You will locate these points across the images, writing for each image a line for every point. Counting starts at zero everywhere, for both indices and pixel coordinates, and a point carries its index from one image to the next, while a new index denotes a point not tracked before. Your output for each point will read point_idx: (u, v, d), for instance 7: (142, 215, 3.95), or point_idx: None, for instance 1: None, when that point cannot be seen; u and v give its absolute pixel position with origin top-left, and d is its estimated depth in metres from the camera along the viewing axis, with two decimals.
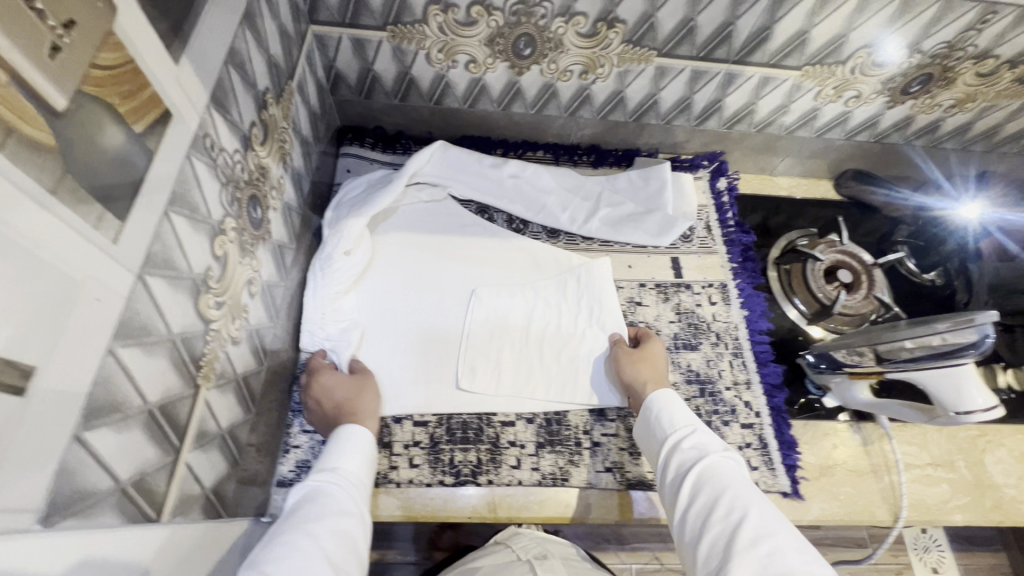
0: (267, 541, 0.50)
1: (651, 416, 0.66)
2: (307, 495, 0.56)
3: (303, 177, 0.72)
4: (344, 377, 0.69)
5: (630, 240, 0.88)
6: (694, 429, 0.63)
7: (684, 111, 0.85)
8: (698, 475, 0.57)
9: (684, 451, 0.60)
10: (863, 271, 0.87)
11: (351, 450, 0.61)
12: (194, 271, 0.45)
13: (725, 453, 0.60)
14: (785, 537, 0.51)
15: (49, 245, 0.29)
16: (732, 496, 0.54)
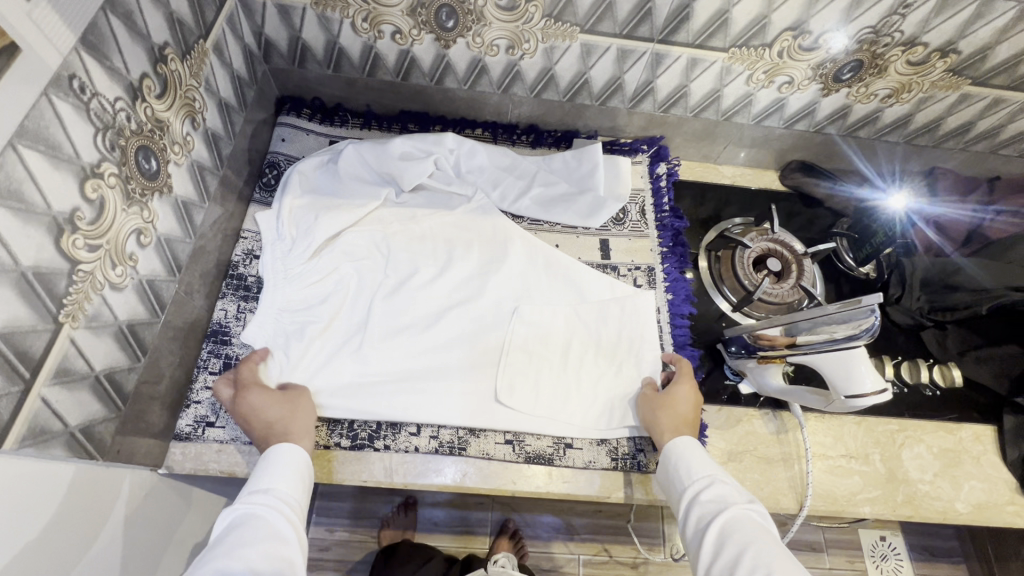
0: (197, 569, 0.49)
1: (672, 467, 0.65)
2: (239, 521, 0.55)
3: (222, 139, 0.73)
4: (273, 394, 0.66)
5: (559, 220, 0.88)
6: (713, 479, 0.62)
7: (617, 92, 0.85)
8: (720, 529, 0.57)
9: (704, 504, 0.60)
10: (793, 260, 0.86)
11: (280, 469, 0.60)
12: (55, 209, 0.46)
13: (748, 504, 0.59)
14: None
15: None
16: (755, 553, 0.53)
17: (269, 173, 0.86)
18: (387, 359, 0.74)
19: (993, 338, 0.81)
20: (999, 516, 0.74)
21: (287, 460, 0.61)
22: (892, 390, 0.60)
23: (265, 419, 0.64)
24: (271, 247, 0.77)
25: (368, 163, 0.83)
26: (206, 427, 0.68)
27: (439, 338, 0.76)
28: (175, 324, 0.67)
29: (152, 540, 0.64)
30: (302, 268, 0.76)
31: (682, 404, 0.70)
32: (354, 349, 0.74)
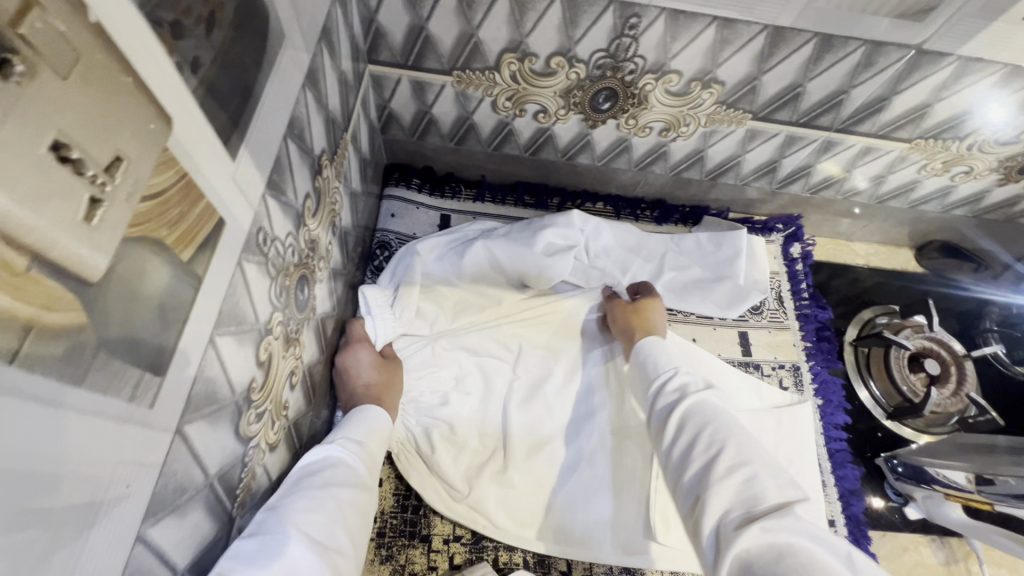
0: (285, 496, 0.44)
1: (642, 360, 0.57)
2: (328, 457, 0.49)
3: (349, 233, 0.65)
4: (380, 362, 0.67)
5: (695, 309, 0.81)
6: (677, 368, 0.52)
7: (768, 174, 0.77)
8: (683, 410, 0.47)
9: (666, 393, 0.50)
10: (953, 362, 0.78)
11: (374, 419, 0.57)
12: (237, 391, 0.38)
13: (715, 386, 0.49)
14: (784, 471, 0.41)
15: (71, 451, 0.22)
16: (719, 423, 0.44)
17: (380, 254, 0.78)
18: (529, 483, 0.66)
19: None
20: None
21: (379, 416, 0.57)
22: None
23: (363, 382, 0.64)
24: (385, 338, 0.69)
25: (500, 266, 0.74)
26: None
27: (584, 454, 0.68)
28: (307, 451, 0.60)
29: None
30: (432, 377, 0.69)
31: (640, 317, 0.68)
32: (490, 470, 0.66)
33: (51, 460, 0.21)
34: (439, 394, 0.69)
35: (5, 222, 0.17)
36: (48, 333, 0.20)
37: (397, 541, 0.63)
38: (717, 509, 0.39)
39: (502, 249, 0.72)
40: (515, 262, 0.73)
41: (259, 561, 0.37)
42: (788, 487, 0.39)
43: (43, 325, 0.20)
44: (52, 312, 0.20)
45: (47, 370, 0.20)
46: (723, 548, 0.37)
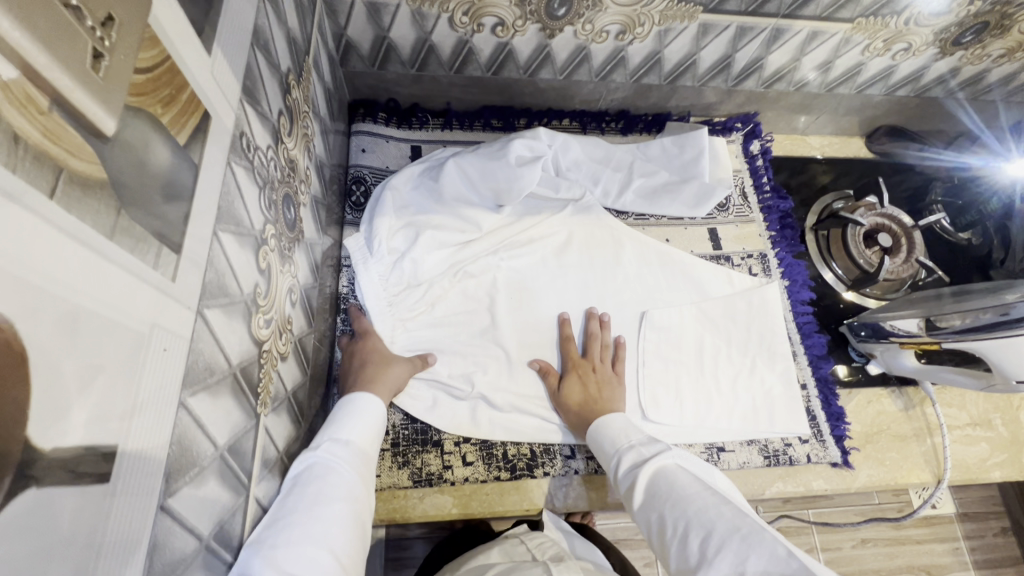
0: (268, 525, 0.42)
1: (601, 438, 0.62)
2: (312, 471, 0.49)
3: (324, 164, 0.66)
4: (377, 349, 0.66)
5: (666, 212, 0.84)
6: (624, 450, 0.59)
7: (722, 71, 0.80)
8: (643, 495, 0.53)
9: (625, 479, 0.56)
10: (902, 233, 0.85)
11: (354, 423, 0.56)
12: (245, 292, 0.40)
13: (662, 455, 0.55)
14: (742, 520, 0.45)
15: (115, 300, 0.24)
16: (674, 500, 0.50)
17: (356, 190, 0.79)
18: (529, 381, 0.72)
19: None
20: None
21: (362, 417, 0.57)
22: None
23: (362, 363, 0.64)
24: (369, 269, 0.70)
25: (470, 182, 0.77)
26: None
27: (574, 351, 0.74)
28: (314, 375, 0.62)
29: None
30: (424, 304, 0.72)
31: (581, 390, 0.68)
32: (481, 380, 0.70)
33: (100, 302, 0.23)
34: (435, 319, 0.73)
35: (25, 55, 0.19)
36: (77, 178, 0.22)
37: (410, 449, 0.66)
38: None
39: (470, 166, 0.76)
40: (485, 181, 0.76)
41: None
42: (749, 539, 0.43)
43: (72, 168, 0.21)
44: (78, 157, 0.22)
45: (80, 213, 0.22)
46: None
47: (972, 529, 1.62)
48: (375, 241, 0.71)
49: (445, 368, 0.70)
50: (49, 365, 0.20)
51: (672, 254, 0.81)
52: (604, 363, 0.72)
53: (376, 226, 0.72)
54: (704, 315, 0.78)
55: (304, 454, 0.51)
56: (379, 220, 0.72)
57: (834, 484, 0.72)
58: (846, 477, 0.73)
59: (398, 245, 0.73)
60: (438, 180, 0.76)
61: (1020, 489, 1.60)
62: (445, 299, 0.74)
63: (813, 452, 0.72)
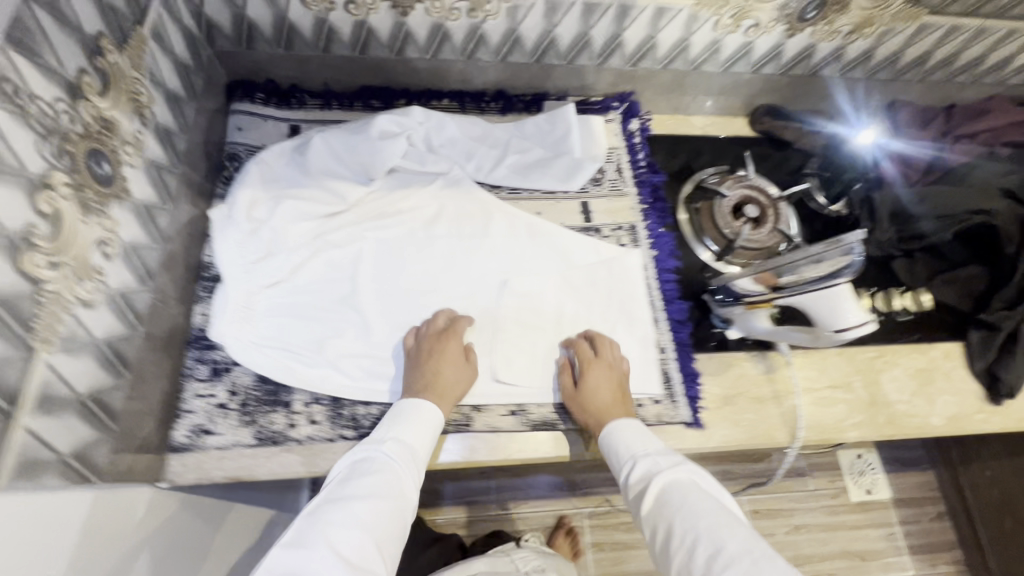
0: (330, 506, 0.56)
1: (607, 441, 0.66)
2: (372, 464, 0.60)
3: (175, 134, 0.68)
4: (460, 360, 0.71)
5: (538, 186, 0.87)
6: (639, 455, 0.64)
7: (584, 48, 0.83)
8: (655, 500, 0.59)
9: (633, 488, 0.62)
10: (769, 206, 0.88)
11: (414, 424, 0.64)
12: (8, 227, 0.42)
13: (674, 466, 0.61)
14: (752, 541, 0.52)
15: None
16: (687, 510, 0.56)
17: (230, 165, 0.81)
18: (386, 345, 0.74)
19: (958, 260, 0.89)
20: (967, 425, 0.82)
21: (423, 416, 0.65)
22: (875, 321, 0.62)
23: (442, 379, 0.68)
24: (226, 237, 0.72)
25: (338, 156, 0.80)
26: (204, 436, 0.66)
27: (435, 316, 0.77)
28: (155, 335, 0.64)
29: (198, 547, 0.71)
30: (285, 272, 0.75)
31: (596, 398, 0.70)
32: (333, 344, 0.72)
33: None
34: (297, 288, 0.75)
35: None
36: None
37: (258, 408, 0.68)
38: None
39: (335, 141, 0.79)
40: (350, 155, 0.80)
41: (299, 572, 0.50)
42: (760, 563, 0.50)
43: None
44: None
45: None
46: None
47: (907, 514, 1.62)
48: (232, 210, 0.74)
49: (301, 333, 0.72)
50: None
51: (540, 226, 0.83)
52: (617, 363, 0.73)
53: (236, 197, 0.74)
54: (567, 283, 0.80)
55: (364, 445, 0.63)
56: (239, 190, 0.75)
57: (684, 443, 0.74)
58: (697, 436, 0.74)
59: (261, 216, 0.76)
60: (305, 155, 0.79)
61: (953, 473, 1.61)
62: (309, 269, 0.76)
63: (663, 412, 0.74)
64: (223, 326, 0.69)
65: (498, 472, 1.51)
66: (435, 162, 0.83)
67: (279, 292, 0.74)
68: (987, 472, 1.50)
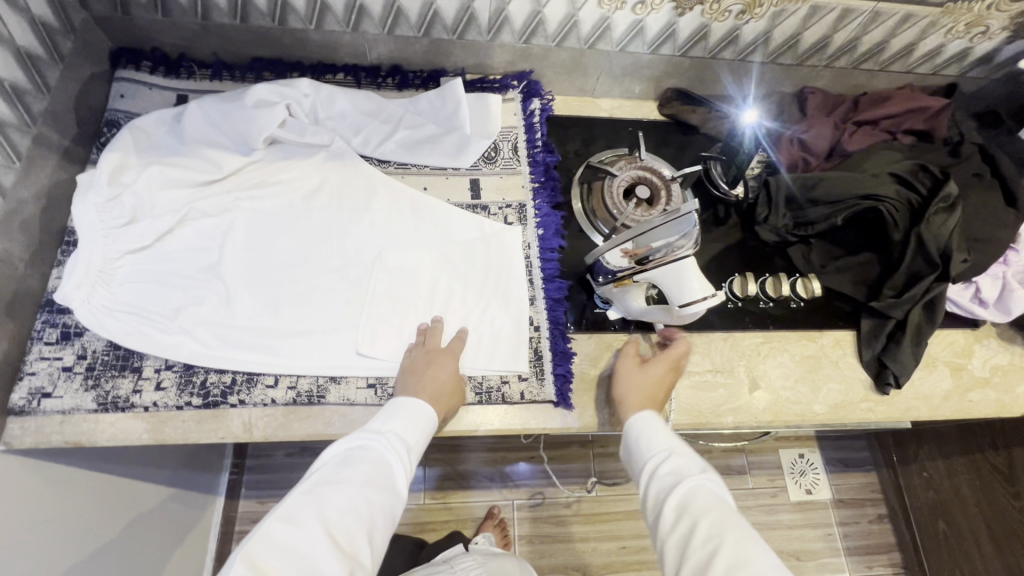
0: (327, 491, 0.55)
1: (635, 433, 0.65)
2: (371, 454, 0.59)
3: (27, 93, 0.68)
4: (453, 374, 0.70)
5: (427, 162, 0.86)
6: (671, 452, 0.63)
7: (471, 23, 0.82)
8: (678, 500, 0.58)
9: (660, 479, 0.61)
10: (662, 187, 0.86)
11: (409, 418, 0.63)
12: None
13: (701, 472, 0.60)
14: (762, 559, 0.52)
15: None
16: (716, 518, 0.55)
17: (107, 132, 0.80)
18: (247, 314, 0.72)
19: (852, 247, 0.88)
20: (852, 413, 0.80)
21: (416, 411, 0.64)
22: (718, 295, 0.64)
23: (437, 388, 0.67)
24: (85, 200, 0.71)
25: (216, 125, 0.79)
26: (42, 399, 0.65)
27: (304, 288, 0.75)
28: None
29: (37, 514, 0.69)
30: (148, 238, 0.73)
31: (641, 380, 0.71)
32: (190, 313, 0.71)
33: None
34: (161, 255, 0.74)
35: None
36: None
37: (104, 372, 0.67)
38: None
39: (212, 110, 0.79)
40: (228, 125, 0.79)
41: (282, 562, 0.49)
42: None
43: None
44: None
45: None
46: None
47: (847, 515, 1.60)
48: (96, 173, 0.73)
49: (159, 299, 0.71)
50: None
51: (423, 200, 0.83)
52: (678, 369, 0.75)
53: (101, 160, 0.73)
54: (444, 258, 0.79)
55: (362, 431, 0.62)
56: (105, 153, 0.74)
57: (547, 421, 0.72)
58: (563, 415, 0.73)
59: (128, 181, 0.75)
60: (182, 123, 0.78)
61: (893, 474, 1.59)
62: (177, 239, 0.75)
63: (528, 389, 0.73)
64: (70, 289, 0.68)
65: (429, 461, 1.49)
66: (317, 134, 0.82)
67: (141, 259, 0.73)
68: (924, 473, 1.49)
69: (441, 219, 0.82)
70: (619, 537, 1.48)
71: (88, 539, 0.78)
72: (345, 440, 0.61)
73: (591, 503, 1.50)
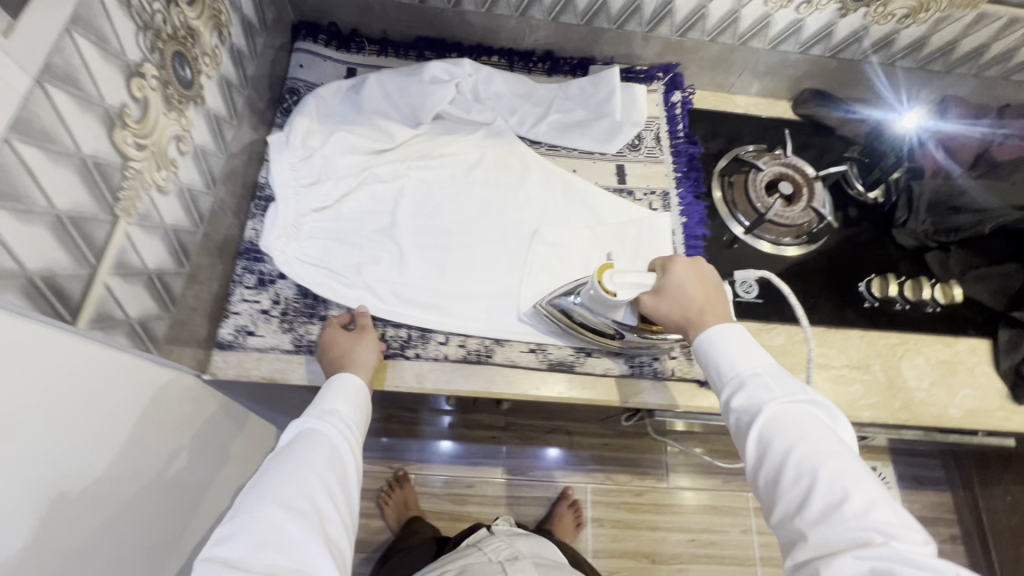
0: (267, 476, 0.56)
1: (711, 352, 0.62)
2: (305, 434, 0.61)
3: (245, 58, 0.74)
4: (348, 334, 0.70)
5: (576, 146, 0.90)
6: (745, 377, 0.59)
7: (634, 14, 0.86)
8: (761, 433, 0.55)
9: (741, 400, 0.58)
10: (804, 183, 0.88)
11: (338, 395, 0.65)
12: (107, 103, 0.48)
13: (782, 397, 0.57)
14: (865, 492, 0.49)
15: None
16: (804, 445, 0.53)
17: (289, 98, 0.86)
18: (418, 275, 0.78)
19: (997, 257, 0.88)
20: (990, 421, 0.80)
21: (348, 388, 0.65)
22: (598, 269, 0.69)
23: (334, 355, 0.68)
24: (281, 159, 0.77)
25: (390, 97, 0.84)
26: (247, 335, 0.72)
27: (468, 255, 0.80)
28: (211, 238, 0.70)
29: (210, 443, 0.75)
30: (330, 199, 0.79)
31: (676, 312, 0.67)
32: (370, 270, 0.77)
33: None
34: (341, 215, 0.80)
35: None
36: None
37: (296, 318, 0.73)
38: (808, 539, 0.48)
39: (390, 84, 0.84)
40: (402, 98, 0.84)
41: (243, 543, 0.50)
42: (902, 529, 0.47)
43: None
44: None
45: None
46: (819, 569, 0.47)
47: None
48: (289, 136, 0.78)
49: (341, 255, 0.77)
50: None
51: (574, 180, 0.86)
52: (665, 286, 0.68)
53: (292, 124, 0.79)
54: (595, 237, 0.83)
55: (296, 421, 0.63)
56: (295, 118, 0.80)
57: (695, 400, 0.75)
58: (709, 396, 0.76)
59: (315, 145, 0.80)
60: (360, 94, 0.84)
61: (973, 496, 1.58)
62: (354, 201, 0.81)
63: (678, 367, 0.77)
64: (271, 238, 0.73)
65: (508, 438, 1.54)
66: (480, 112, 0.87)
67: (325, 217, 0.79)
68: (1009, 497, 1.44)
69: (592, 200, 0.86)
70: (688, 530, 1.51)
71: (234, 478, 0.85)
72: (285, 433, 0.63)
73: (661, 493, 1.53)
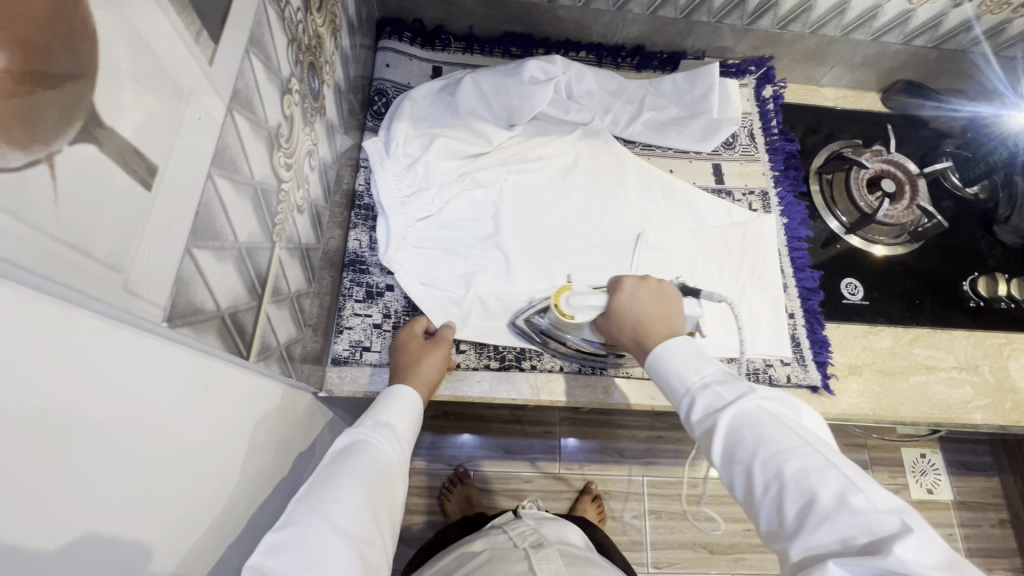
0: (315, 485, 0.50)
1: (663, 371, 0.55)
2: (356, 443, 0.56)
3: (348, 61, 0.71)
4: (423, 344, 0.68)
5: (671, 145, 0.87)
6: (695, 390, 0.51)
7: (737, 8, 0.82)
8: (725, 447, 0.47)
9: (702, 413, 0.50)
10: (908, 180, 0.85)
11: (396, 408, 0.61)
12: (269, 122, 0.45)
13: (736, 399, 0.48)
14: (851, 486, 0.40)
15: (171, 55, 0.30)
16: (768, 447, 0.44)
17: (378, 100, 0.83)
18: (526, 284, 0.76)
19: None
20: None
21: (402, 400, 0.61)
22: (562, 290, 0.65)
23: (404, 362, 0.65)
24: (384, 167, 0.75)
25: (485, 99, 0.81)
26: (363, 351, 0.70)
27: (572, 261, 0.78)
28: (325, 253, 0.68)
29: None
30: (433, 207, 0.77)
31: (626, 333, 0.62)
32: (479, 280, 0.75)
33: (161, 50, 0.29)
34: (444, 223, 0.78)
35: None
36: None
37: None
38: (804, 551, 0.39)
39: (485, 84, 0.81)
40: (498, 99, 0.81)
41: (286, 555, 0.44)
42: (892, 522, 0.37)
43: None
44: None
45: None
46: None
47: (970, 517, 1.53)
48: (390, 143, 0.76)
49: (448, 266, 0.76)
50: (112, 80, 0.26)
51: (673, 181, 0.84)
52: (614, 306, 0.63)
53: (392, 130, 0.77)
54: (700, 241, 0.81)
55: (350, 428, 0.58)
56: (394, 124, 0.77)
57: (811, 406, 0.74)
58: (825, 401, 0.75)
59: (414, 151, 0.78)
60: (454, 96, 0.81)
61: None
62: (454, 208, 0.79)
63: (793, 373, 0.76)
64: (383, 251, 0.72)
65: None
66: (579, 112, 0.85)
67: (428, 226, 0.77)
68: None
69: (693, 202, 0.83)
70: None
71: None
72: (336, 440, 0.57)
73: None
